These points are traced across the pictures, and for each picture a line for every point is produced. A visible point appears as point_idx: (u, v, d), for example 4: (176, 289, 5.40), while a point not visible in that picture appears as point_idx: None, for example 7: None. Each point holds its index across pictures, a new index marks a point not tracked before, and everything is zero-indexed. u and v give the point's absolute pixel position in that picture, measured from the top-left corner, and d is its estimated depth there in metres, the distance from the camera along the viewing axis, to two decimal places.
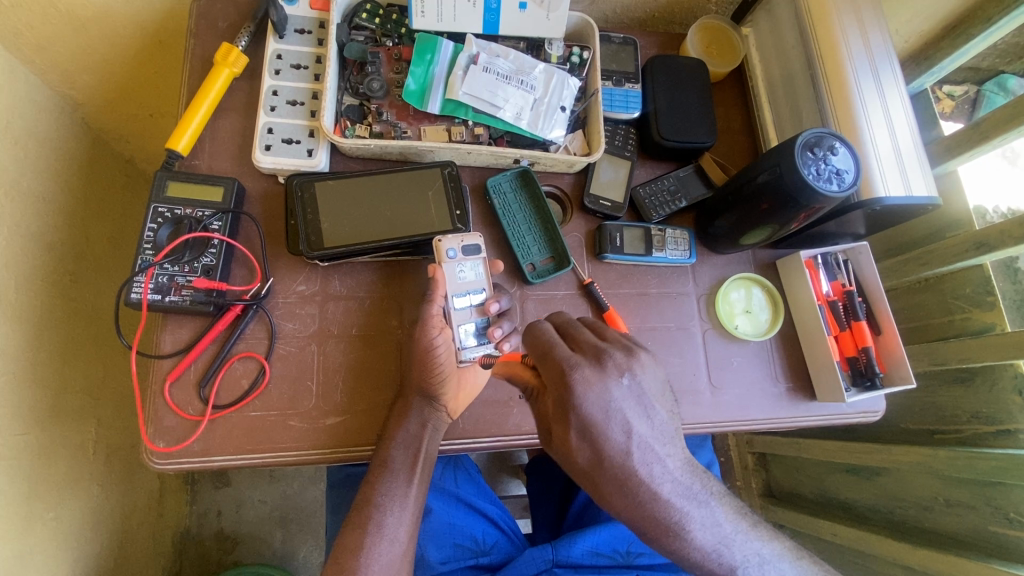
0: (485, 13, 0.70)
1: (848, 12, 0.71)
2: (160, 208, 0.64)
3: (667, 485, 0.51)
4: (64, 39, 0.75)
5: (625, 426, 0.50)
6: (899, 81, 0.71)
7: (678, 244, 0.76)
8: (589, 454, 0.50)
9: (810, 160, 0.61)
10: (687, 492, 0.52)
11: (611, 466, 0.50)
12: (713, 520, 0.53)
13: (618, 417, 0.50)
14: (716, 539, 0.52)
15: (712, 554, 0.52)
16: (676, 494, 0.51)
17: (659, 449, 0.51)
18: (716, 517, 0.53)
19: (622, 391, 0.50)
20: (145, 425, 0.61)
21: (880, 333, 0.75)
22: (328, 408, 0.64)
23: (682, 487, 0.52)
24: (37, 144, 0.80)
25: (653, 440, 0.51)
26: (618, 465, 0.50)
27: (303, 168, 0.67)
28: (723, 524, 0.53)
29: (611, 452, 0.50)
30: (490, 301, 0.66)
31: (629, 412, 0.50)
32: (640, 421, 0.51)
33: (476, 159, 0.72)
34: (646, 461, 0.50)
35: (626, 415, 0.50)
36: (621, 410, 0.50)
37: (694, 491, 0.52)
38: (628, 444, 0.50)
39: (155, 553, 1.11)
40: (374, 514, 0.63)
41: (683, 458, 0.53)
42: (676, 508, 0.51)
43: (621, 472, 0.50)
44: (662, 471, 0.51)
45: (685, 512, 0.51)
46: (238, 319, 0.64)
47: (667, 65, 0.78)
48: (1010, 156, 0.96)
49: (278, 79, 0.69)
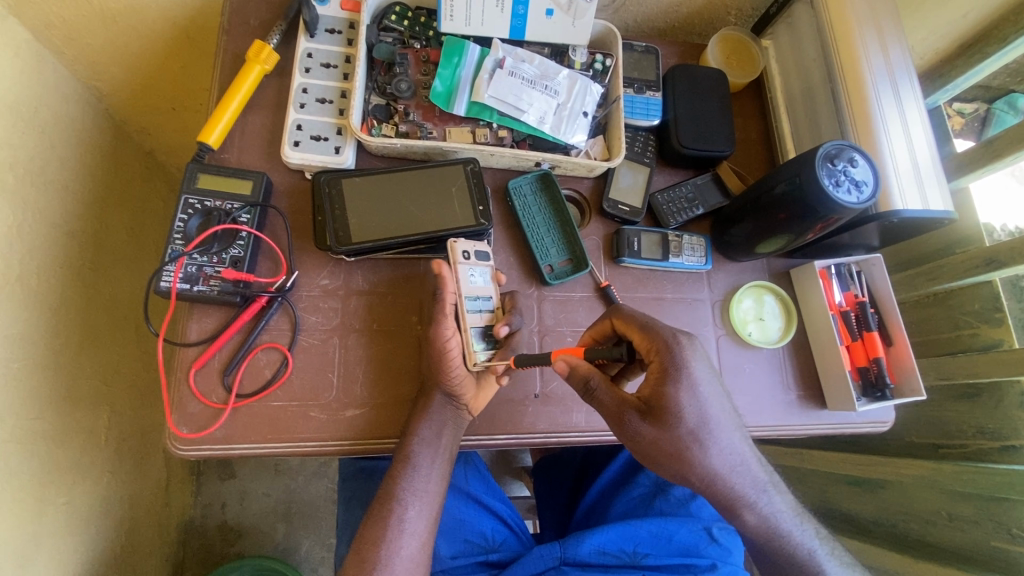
0: (512, 19, 0.71)
1: (868, 28, 0.73)
2: (191, 199, 0.65)
3: (740, 449, 0.60)
4: (98, 31, 0.77)
5: (716, 398, 0.57)
6: (918, 96, 0.72)
7: (694, 251, 0.77)
8: (693, 423, 0.56)
9: (830, 171, 0.62)
10: (749, 461, 0.61)
11: (705, 432, 0.57)
12: (762, 483, 0.63)
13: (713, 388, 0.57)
14: (775, 507, 0.63)
15: (777, 524, 0.63)
16: (743, 460, 0.60)
17: (733, 422, 0.59)
18: (763, 481, 0.63)
19: (712, 366, 0.57)
20: (170, 412, 0.62)
21: (892, 344, 0.76)
22: (349, 401, 0.66)
23: (747, 453, 0.61)
24: (63, 133, 0.82)
25: (730, 414, 0.59)
26: (711, 433, 0.57)
27: (330, 164, 0.69)
28: (769, 485, 0.63)
29: (708, 420, 0.57)
30: (499, 325, 0.65)
31: (718, 385, 0.58)
32: (724, 394, 0.58)
33: (499, 160, 0.73)
34: (726, 432, 0.58)
35: (717, 386, 0.57)
36: (714, 380, 0.57)
37: (755, 463, 0.61)
38: (719, 416, 0.58)
39: (160, 542, 1.12)
40: (394, 508, 0.64)
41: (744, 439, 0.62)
42: (746, 475, 0.60)
43: (712, 438, 0.57)
44: (736, 441, 0.59)
45: (752, 484, 0.61)
46: (263, 310, 0.66)
47: (688, 75, 0.80)
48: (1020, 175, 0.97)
49: (308, 77, 0.71)
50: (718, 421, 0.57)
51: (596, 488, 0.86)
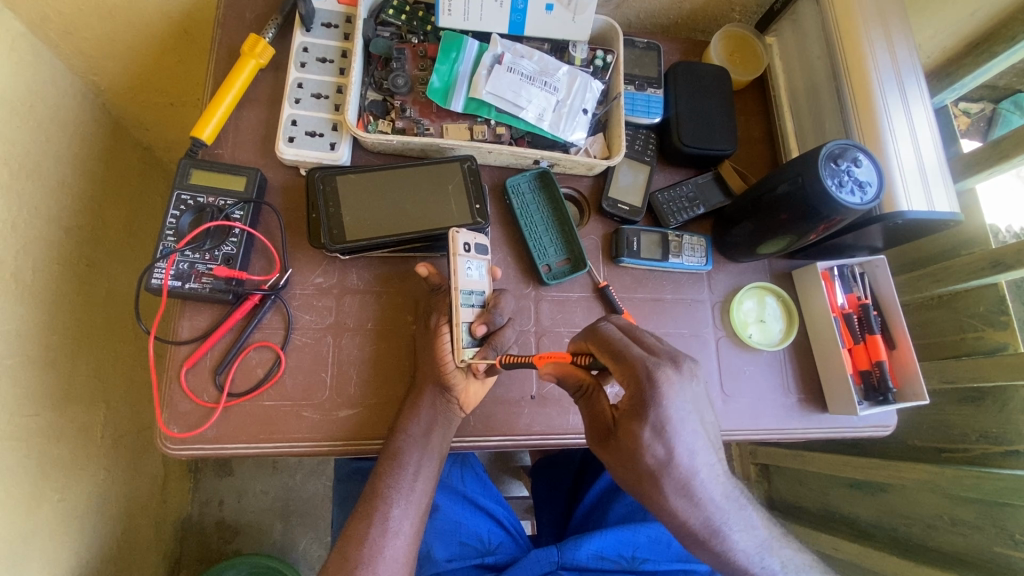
0: (512, 13, 0.70)
1: (875, 25, 0.71)
2: (183, 195, 0.65)
3: (717, 489, 0.53)
4: (93, 24, 0.76)
5: (691, 427, 0.51)
6: (925, 96, 0.71)
7: (695, 251, 0.76)
8: (661, 455, 0.50)
9: (834, 171, 0.61)
10: (730, 502, 0.54)
11: (674, 469, 0.51)
12: (747, 527, 0.55)
13: (687, 417, 0.51)
14: (756, 542, 0.55)
15: (754, 558, 0.55)
16: (722, 501, 0.53)
17: (710, 456, 0.53)
18: (749, 525, 0.55)
19: (690, 394, 0.51)
20: (160, 410, 0.61)
21: (895, 348, 0.74)
22: (342, 401, 0.65)
23: (726, 494, 0.53)
24: (59, 128, 0.81)
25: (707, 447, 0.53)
26: (681, 468, 0.51)
27: (326, 161, 0.68)
28: (753, 529, 0.55)
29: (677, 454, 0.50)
30: (476, 324, 0.63)
31: (695, 414, 0.52)
32: (700, 425, 0.52)
33: (497, 158, 0.72)
34: (700, 468, 0.52)
35: (691, 416, 0.51)
36: (687, 410, 0.51)
37: (737, 497, 0.54)
38: (692, 448, 0.51)
39: (156, 539, 1.11)
40: (380, 507, 0.63)
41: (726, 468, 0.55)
42: (721, 511, 0.53)
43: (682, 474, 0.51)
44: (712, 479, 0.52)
45: (729, 516, 0.54)
46: (256, 309, 0.65)
47: (690, 72, 0.78)
48: None
49: (303, 71, 0.70)
50: (691, 455, 0.51)
51: (593, 490, 0.85)
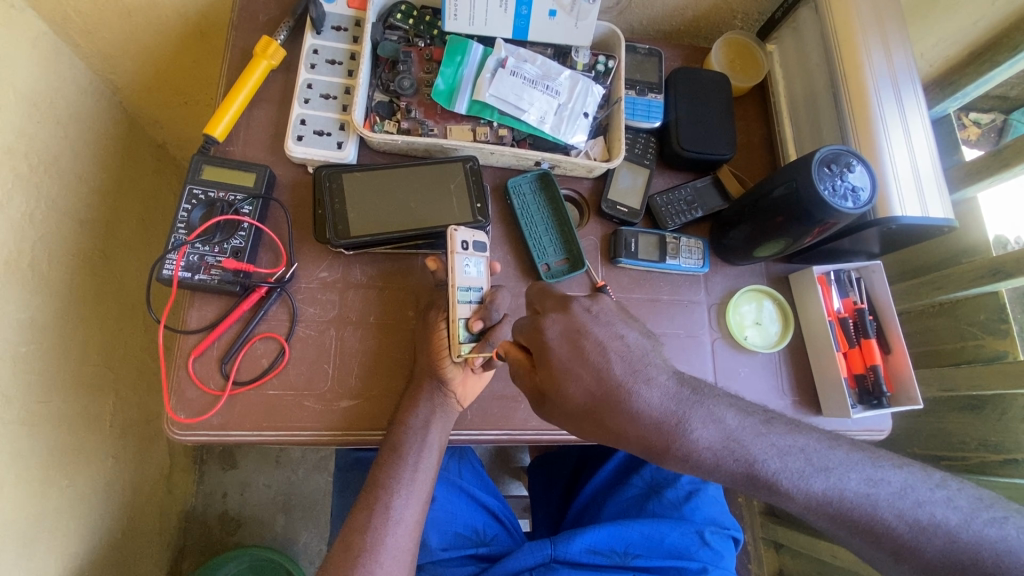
0: (516, 19, 0.71)
1: (873, 33, 0.72)
2: (195, 190, 0.67)
3: (660, 396, 0.51)
4: (111, 25, 0.79)
5: (619, 353, 0.53)
6: (921, 103, 0.72)
7: (692, 253, 0.77)
8: (581, 387, 0.52)
9: (827, 176, 0.62)
10: (773, 438, 0.51)
11: (638, 411, 0.50)
12: (820, 463, 0.50)
13: (606, 344, 0.53)
14: (723, 436, 0.50)
15: (724, 450, 0.50)
16: (751, 438, 0.50)
17: (704, 389, 0.52)
18: (814, 457, 0.50)
19: (594, 320, 0.54)
20: (168, 396, 0.63)
21: (890, 352, 0.75)
22: (343, 392, 0.67)
23: (761, 430, 0.51)
24: (77, 125, 0.84)
25: (683, 384, 0.52)
26: (665, 415, 0.50)
27: (333, 160, 0.70)
28: (822, 457, 0.50)
29: (616, 383, 0.51)
30: (474, 319, 0.64)
31: (630, 339, 0.54)
32: (633, 344, 0.54)
33: (499, 159, 0.74)
34: (701, 409, 0.51)
35: (603, 337, 0.53)
36: (595, 334, 0.53)
37: (689, 396, 0.51)
38: (670, 389, 0.51)
39: (161, 528, 1.13)
40: (381, 497, 0.64)
41: (673, 372, 0.53)
42: (674, 417, 0.50)
43: (680, 428, 0.50)
44: (726, 413, 0.51)
45: (684, 416, 0.50)
46: (262, 300, 0.67)
47: (690, 78, 0.80)
48: None
49: (313, 72, 0.72)
50: (651, 393, 0.51)
51: (589, 489, 0.86)
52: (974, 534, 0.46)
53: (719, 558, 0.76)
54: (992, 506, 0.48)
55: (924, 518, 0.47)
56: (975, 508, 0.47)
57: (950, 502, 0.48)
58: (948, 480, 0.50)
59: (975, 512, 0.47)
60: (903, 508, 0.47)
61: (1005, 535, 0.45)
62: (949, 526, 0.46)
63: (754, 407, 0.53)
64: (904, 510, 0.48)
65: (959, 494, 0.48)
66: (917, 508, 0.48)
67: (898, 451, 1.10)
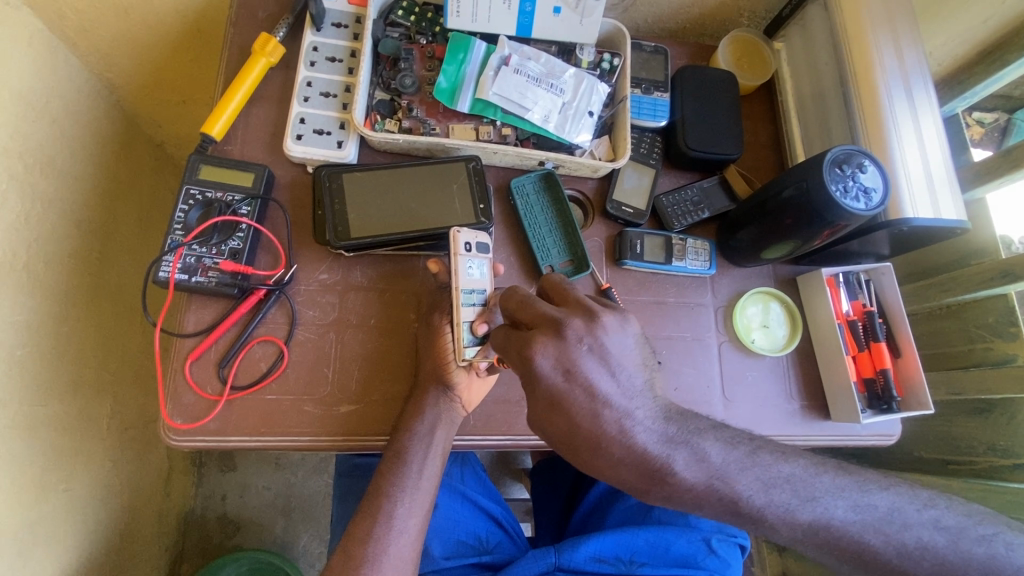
0: (519, 16, 0.70)
1: (883, 31, 0.71)
2: (192, 190, 0.66)
3: (642, 435, 0.49)
4: (107, 22, 0.78)
5: (609, 395, 0.49)
6: (933, 103, 0.71)
7: (698, 255, 0.76)
8: (561, 427, 0.50)
9: (839, 176, 0.60)
10: (760, 469, 0.50)
11: (620, 455, 0.49)
12: (807, 492, 0.49)
13: (598, 385, 0.49)
14: (706, 474, 0.49)
15: (708, 489, 0.49)
16: (736, 473, 0.49)
17: (688, 423, 0.51)
18: (800, 487, 0.49)
19: (590, 356, 0.49)
20: (165, 401, 0.62)
21: (900, 356, 0.74)
22: (343, 396, 0.65)
23: (745, 463, 0.50)
24: (74, 123, 0.83)
25: (669, 422, 0.51)
26: (647, 458, 0.49)
27: (332, 159, 0.68)
28: (808, 487, 0.49)
29: (597, 427, 0.49)
30: (478, 322, 0.62)
31: (622, 373, 0.50)
32: (625, 383, 0.50)
33: (502, 159, 0.73)
34: (685, 448, 0.49)
35: (595, 376, 0.49)
36: (586, 372, 0.49)
37: (671, 434, 0.50)
38: (654, 428, 0.50)
39: (159, 531, 1.12)
40: (383, 505, 0.63)
41: (657, 405, 0.51)
42: (657, 457, 0.49)
43: (663, 469, 0.49)
44: (710, 448, 0.50)
45: (665, 457, 0.49)
46: (261, 303, 0.65)
47: (697, 76, 0.78)
48: None
49: (313, 70, 0.71)
50: (632, 433, 0.49)
51: (592, 494, 0.85)
52: (962, 554, 0.47)
53: (726, 566, 0.74)
54: (980, 522, 0.49)
55: (912, 541, 0.47)
56: (961, 526, 0.48)
57: (937, 523, 0.48)
58: (935, 498, 0.50)
59: (963, 530, 0.48)
60: (891, 533, 0.47)
61: (992, 555, 0.47)
62: (936, 548, 0.47)
63: (739, 437, 0.52)
64: (891, 534, 0.48)
65: (947, 514, 0.49)
66: (905, 531, 0.48)
67: (905, 454, 1.09)
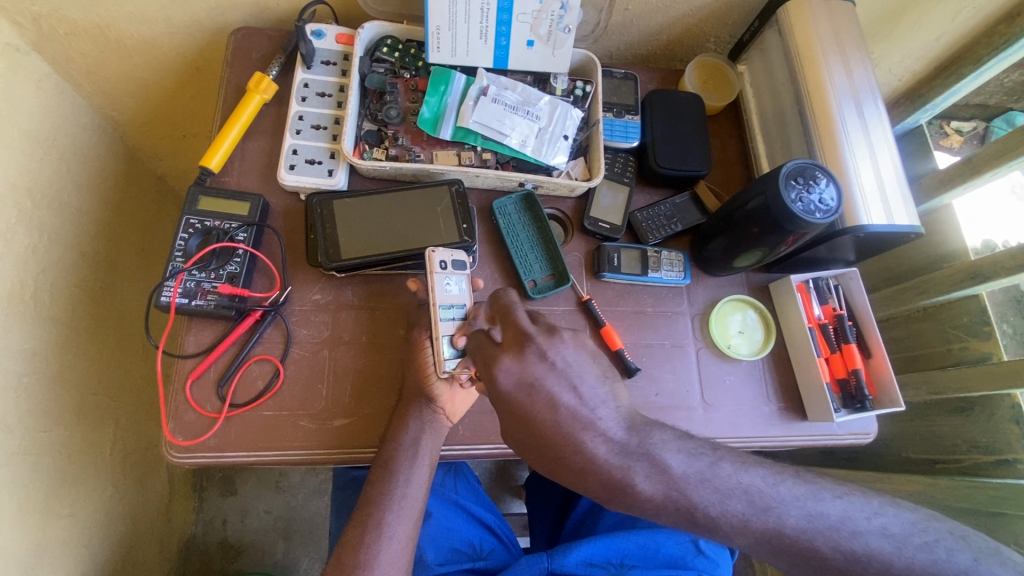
0: (495, 49, 0.75)
1: (834, 53, 0.76)
2: (192, 220, 0.70)
3: (603, 446, 0.52)
4: (111, 66, 0.83)
5: (565, 404, 0.53)
6: (883, 119, 0.76)
7: (673, 266, 0.80)
8: (522, 435, 0.54)
9: (794, 187, 0.65)
10: (717, 481, 0.52)
11: (580, 465, 0.52)
12: (762, 502, 0.51)
13: (558, 399, 0.53)
14: (665, 485, 0.51)
15: (665, 499, 0.51)
16: (694, 483, 0.52)
17: (650, 433, 0.54)
18: (757, 497, 0.52)
19: (546, 372, 0.53)
20: (167, 420, 0.65)
21: (871, 356, 0.77)
22: (336, 410, 0.68)
23: (705, 474, 0.52)
24: (80, 159, 0.88)
25: (630, 432, 0.53)
26: (607, 468, 0.52)
27: (323, 186, 0.73)
28: (765, 497, 0.52)
29: (556, 437, 0.52)
30: (458, 335, 0.65)
31: (585, 390, 0.54)
32: (583, 395, 0.54)
33: (484, 181, 0.77)
34: (645, 460, 0.52)
35: (554, 391, 0.53)
36: (547, 387, 0.53)
37: (630, 445, 0.53)
38: (616, 438, 0.53)
39: (161, 556, 1.13)
40: (375, 513, 0.66)
41: (619, 415, 0.54)
42: (618, 468, 0.52)
43: (623, 480, 0.51)
44: (672, 459, 0.52)
45: (625, 467, 0.52)
46: (257, 324, 0.69)
47: (665, 99, 0.83)
48: (1019, 191, 1.01)
49: (304, 105, 0.76)
50: (589, 443, 0.52)
51: (583, 502, 0.87)
52: (906, 559, 0.49)
53: (713, 567, 0.77)
54: (926, 530, 0.51)
55: (859, 548, 0.50)
56: (908, 534, 0.51)
57: (885, 530, 0.51)
58: (885, 506, 0.53)
59: (909, 538, 0.50)
60: (840, 539, 0.50)
61: (936, 560, 0.49)
62: (883, 554, 0.49)
63: (702, 449, 0.54)
64: (840, 541, 0.50)
65: (895, 521, 0.51)
66: (852, 538, 0.50)
67: (893, 456, 1.12)
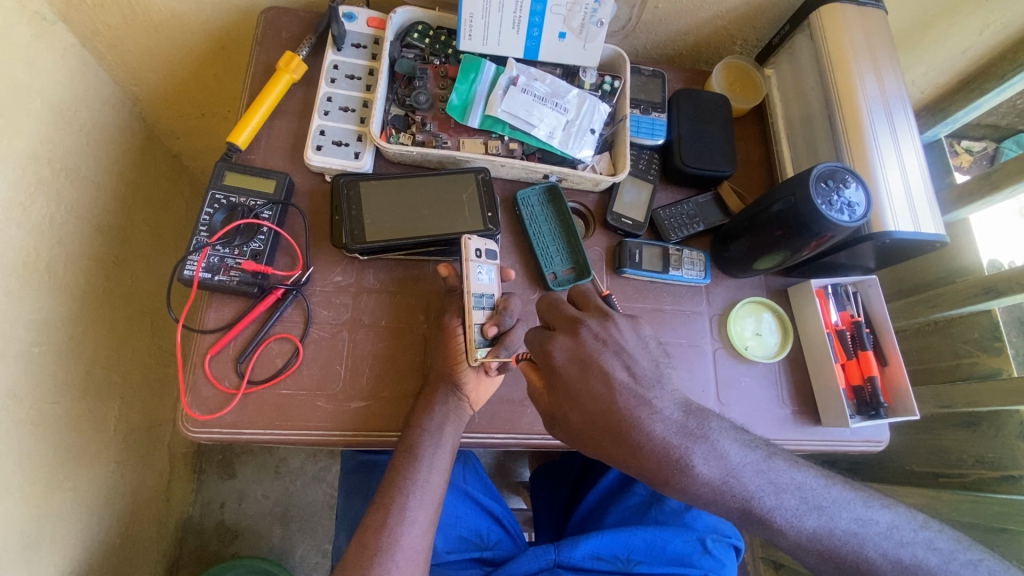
0: (527, 40, 0.75)
1: (865, 60, 0.76)
2: (217, 195, 0.70)
3: (662, 427, 0.53)
4: (137, 39, 0.83)
5: (624, 384, 0.55)
6: (913, 128, 0.76)
7: (693, 265, 0.80)
8: (579, 413, 0.55)
9: (824, 190, 0.65)
10: (773, 474, 0.54)
11: (639, 443, 0.53)
12: (814, 501, 0.53)
13: (612, 374, 0.55)
14: (723, 472, 0.52)
15: (721, 486, 0.52)
16: (750, 474, 0.53)
17: (709, 421, 0.55)
18: (810, 496, 0.53)
19: (601, 349, 0.57)
20: (184, 394, 0.65)
21: (886, 364, 0.77)
22: (354, 393, 0.68)
23: (761, 467, 0.54)
24: (100, 133, 0.87)
25: (688, 416, 0.55)
26: (670, 450, 0.52)
27: (349, 168, 0.73)
28: (817, 496, 0.53)
29: (617, 413, 0.54)
30: (488, 324, 0.66)
31: (638, 369, 0.57)
32: (645, 378, 0.56)
33: (509, 172, 0.77)
34: (705, 444, 0.53)
35: (609, 366, 0.56)
36: (601, 364, 0.56)
37: (691, 428, 0.54)
38: (677, 420, 0.54)
39: (158, 537, 1.13)
40: (397, 497, 0.65)
41: (680, 401, 0.56)
42: (677, 448, 0.52)
43: (683, 463, 0.52)
44: (730, 448, 0.53)
45: (684, 449, 0.52)
46: (278, 302, 0.69)
47: (693, 98, 0.83)
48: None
49: (333, 86, 0.76)
50: (651, 423, 0.53)
51: (590, 498, 0.87)
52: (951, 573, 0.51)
53: (720, 566, 0.76)
54: (969, 549, 0.53)
55: (906, 557, 0.52)
56: (953, 550, 0.53)
57: (931, 544, 0.53)
58: (929, 521, 0.55)
59: (954, 553, 0.53)
60: (888, 548, 0.52)
61: None
62: (929, 565, 0.51)
63: (757, 442, 0.56)
64: (888, 549, 0.52)
65: (940, 537, 0.54)
66: (900, 548, 0.52)
67: (895, 469, 1.12)
